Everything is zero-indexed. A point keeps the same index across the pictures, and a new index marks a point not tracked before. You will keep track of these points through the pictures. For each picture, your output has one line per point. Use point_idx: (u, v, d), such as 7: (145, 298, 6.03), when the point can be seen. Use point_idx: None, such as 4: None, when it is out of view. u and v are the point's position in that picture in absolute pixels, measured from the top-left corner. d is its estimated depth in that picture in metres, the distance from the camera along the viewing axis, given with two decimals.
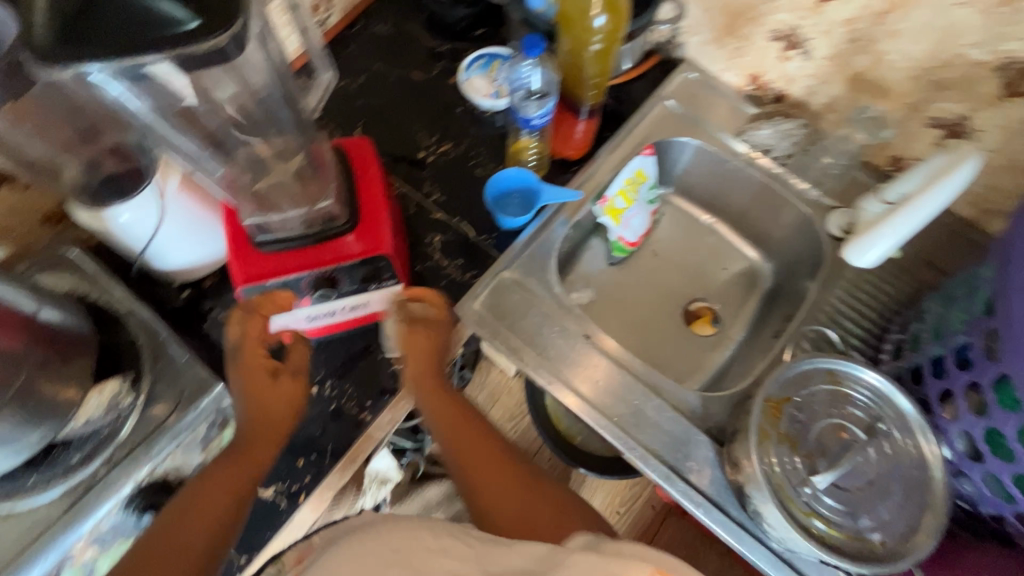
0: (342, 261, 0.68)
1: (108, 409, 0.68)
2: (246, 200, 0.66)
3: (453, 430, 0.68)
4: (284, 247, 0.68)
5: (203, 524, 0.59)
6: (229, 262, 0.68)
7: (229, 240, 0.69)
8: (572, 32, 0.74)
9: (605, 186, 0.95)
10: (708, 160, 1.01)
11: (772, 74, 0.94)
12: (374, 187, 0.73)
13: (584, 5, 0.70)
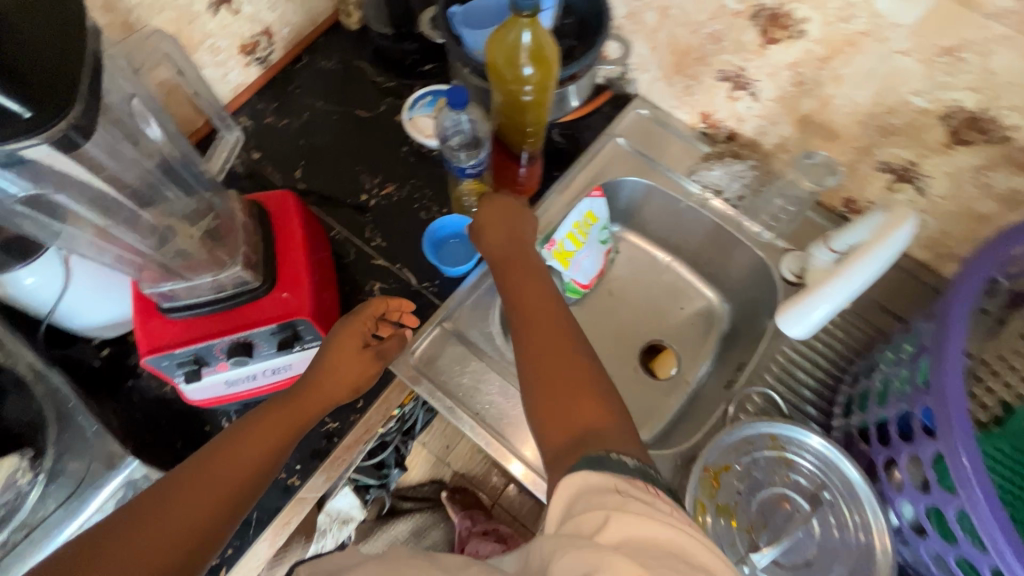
0: (255, 325, 0.65)
1: (4, 489, 0.62)
2: (151, 268, 0.64)
3: (540, 322, 0.65)
4: (193, 313, 0.65)
5: (213, 499, 0.56)
6: (136, 331, 0.65)
7: (137, 309, 0.66)
8: (501, 84, 0.71)
9: (553, 229, 0.92)
10: (660, 199, 0.98)
11: (722, 113, 0.92)
12: (294, 245, 0.70)
13: (511, 56, 0.67)
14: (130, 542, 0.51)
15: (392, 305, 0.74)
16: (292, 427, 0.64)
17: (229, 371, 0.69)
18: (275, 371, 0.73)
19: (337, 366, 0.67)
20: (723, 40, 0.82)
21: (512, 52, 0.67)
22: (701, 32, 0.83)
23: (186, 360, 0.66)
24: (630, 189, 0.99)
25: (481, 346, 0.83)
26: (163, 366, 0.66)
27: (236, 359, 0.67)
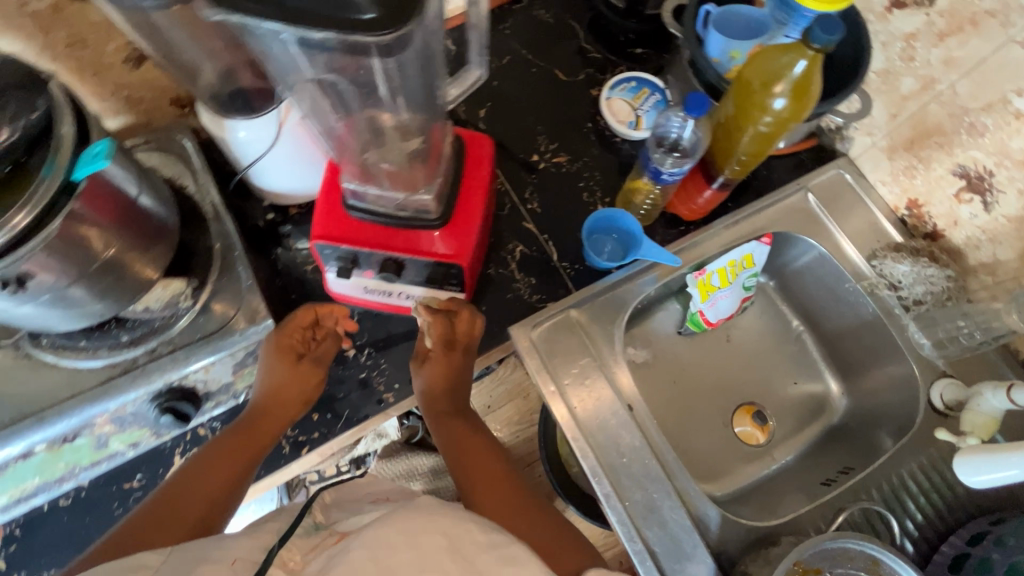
0: (418, 254, 0.68)
1: (166, 305, 0.71)
2: (352, 165, 0.66)
3: (455, 428, 0.74)
4: (370, 219, 0.67)
5: (208, 479, 0.65)
6: (316, 212, 0.69)
7: (323, 193, 0.69)
8: (745, 104, 0.66)
9: (707, 259, 0.89)
10: (825, 271, 0.92)
11: (937, 208, 0.84)
12: (476, 191, 0.70)
13: (768, 79, 0.61)
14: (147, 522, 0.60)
15: (322, 311, 0.77)
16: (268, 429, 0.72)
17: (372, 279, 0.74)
18: (409, 296, 0.78)
19: (294, 385, 0.73)
20: (983, 136, 0.73)
21: (773, 79, 0.62)
22: (960, 119, 0.75)
23: (346, 255, 0.70)
24: (798, 247, 0.93)
25: (598, 346, 0.82)
26: (324, 253, 0.70)
27: (385, 274, 0.72)
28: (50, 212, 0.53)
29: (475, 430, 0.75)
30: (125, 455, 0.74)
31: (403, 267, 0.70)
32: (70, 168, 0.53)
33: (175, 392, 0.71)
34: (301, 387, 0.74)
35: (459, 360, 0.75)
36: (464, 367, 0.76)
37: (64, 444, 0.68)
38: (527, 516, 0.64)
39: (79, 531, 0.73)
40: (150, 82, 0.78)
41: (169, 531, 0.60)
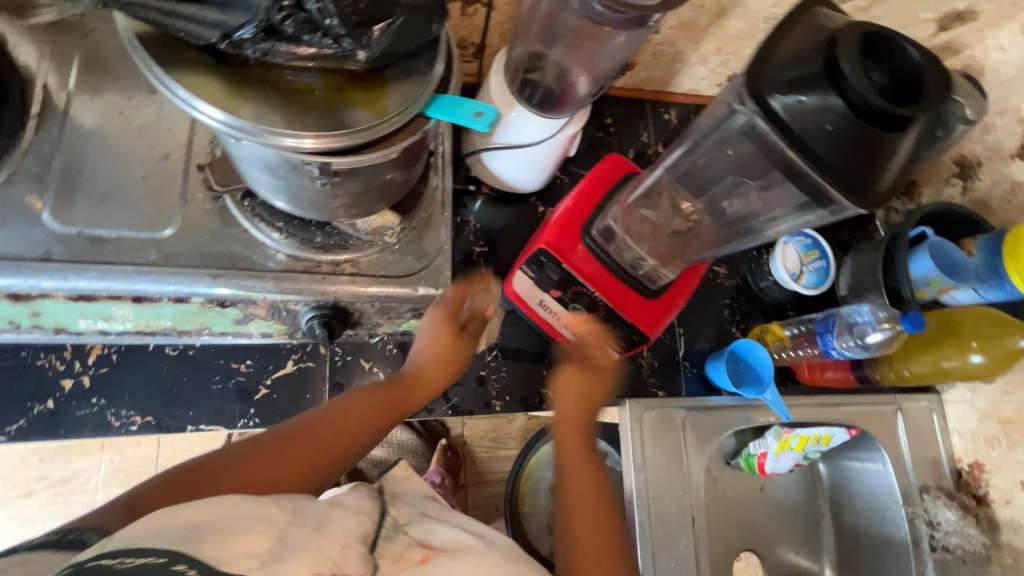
0: (617, 305, 0.75)
1: (371, 231, 0.71)
2: (614, 211, 0.79)
3: (566, 447, 0.67)
4: (598, 253, 0.76)
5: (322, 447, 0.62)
6: (552, 224, 0.77)
7: (569, 208, 0.77)
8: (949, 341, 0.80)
9: (800, 422, 0.96)
10: (878, 480, 1.01)
11: (998, 481, 0.93)
12: (684, 285, 0.79)
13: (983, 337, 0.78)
14: (282, 449, 0.60)
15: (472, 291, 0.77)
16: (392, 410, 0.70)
17: (554, 300, 0.77)
18: (574, 331, 0.79)
19: (434, 360, 0.73)
20: None
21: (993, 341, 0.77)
22: None
23: (557, 272, 0.76)
24: (866, 448, 1.01)
25: (687, 452, 0.87)
26: (537, 258, 0.76)
27: (577, 306, 0.76)
28: (375, 141, 0.53)
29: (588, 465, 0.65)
30: (249, 337, 0.72)
31: (596, 308, 0.76)
32: (423, 104, 0.54)
33: (332, 311, 0.70)
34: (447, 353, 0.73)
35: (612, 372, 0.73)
36: (604, 388, 0.72)
37: (215, 306, 0.66)
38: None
39: (171, 387, 0.70)
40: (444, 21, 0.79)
41: (276, 475, 0.58)
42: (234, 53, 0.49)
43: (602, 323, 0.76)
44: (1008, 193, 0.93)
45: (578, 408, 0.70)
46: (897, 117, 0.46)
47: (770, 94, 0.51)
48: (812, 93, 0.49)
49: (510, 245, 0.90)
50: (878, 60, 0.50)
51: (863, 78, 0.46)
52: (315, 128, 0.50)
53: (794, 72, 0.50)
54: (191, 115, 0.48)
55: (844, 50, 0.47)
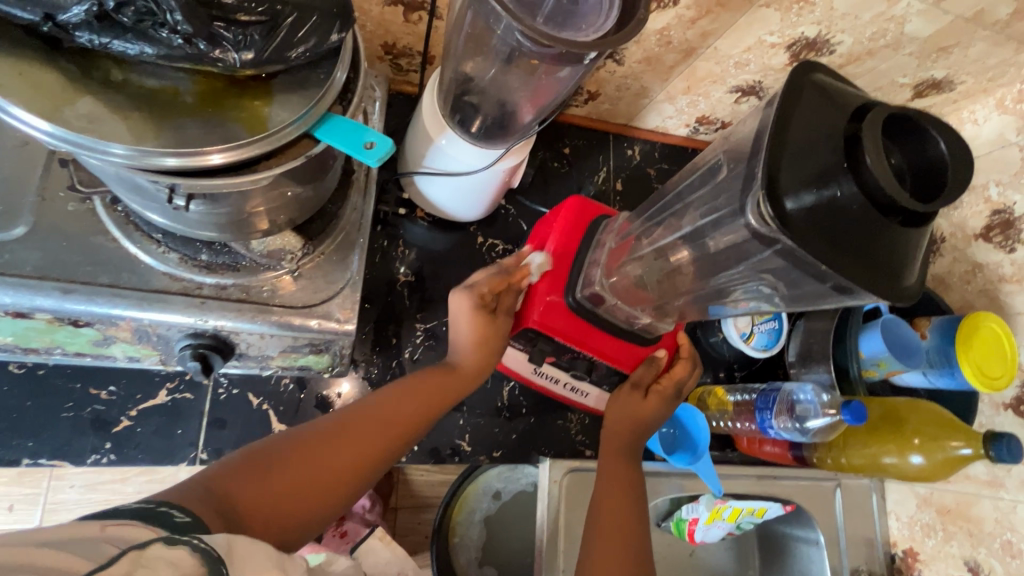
0: (619, 365, 0.67)
1: (267, 255, 0.62)
2: (597, 266, 0.66)
3: (613, 468, 0.67)
4: (596, 317, 0.65)
5: (374, 445, 0.56)
6: (534, 290, 0.65)
7: (553, 253, 0.66)
8: (886, 436, 0.73)
9: (733, 493, 0.90)
10: (809, 554, 0.95)
11: (931, 573, 0.89)
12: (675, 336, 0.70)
13: (923, 437, 0.70)
14: (303, 458, 0.52)
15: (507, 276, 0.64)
16: (449, 393, 0.63)
17: (551, 366, 0.69)
18: (572, 388, 0.72)
19: (472, 327, 0.63)
20: (1014, 558, 0.79)
21: (936, 443, 0.69)
22: (1002, 529, 0.81)
23: (548, 344, 0.66)
24: (802, 522, 0.96)
25: None
26: (528, 333, 0.66)
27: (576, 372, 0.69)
28: (257, 161, 0.44)
29: (628, 492, 0.65)
30: (114, 361, 0.63)
31: (595, 368, 0.68)
32: (314, 124, 0.46)
33: (211, 341, 0.61)
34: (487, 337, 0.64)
35: (664, 405, 0.67)
36: (656, 415, 0.67)
37: (67, 325, 0.56)
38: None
39: (11, 412, 0.60)
40: (384, 23, 0.71)
41: (319, 475, 0.52)
42: (66, 41, 0.39)
43: (604, 380, 0.70)
44: (968, 274, 0.89)
45: (634, 427, 0.68)
46: (915, 211, 0.35)
47: (787, 193, 0.36)
48: (831, 188, 0.36)
49: (442, 276, 0.82)
50: (894, 138, 0.37)
51: (887, 169, 0.34)
52: (214, 139, 0.42)
53: (807, 163, 0.36)
54: (3, 117, 0.38)
55: (868, 133, 0.35)
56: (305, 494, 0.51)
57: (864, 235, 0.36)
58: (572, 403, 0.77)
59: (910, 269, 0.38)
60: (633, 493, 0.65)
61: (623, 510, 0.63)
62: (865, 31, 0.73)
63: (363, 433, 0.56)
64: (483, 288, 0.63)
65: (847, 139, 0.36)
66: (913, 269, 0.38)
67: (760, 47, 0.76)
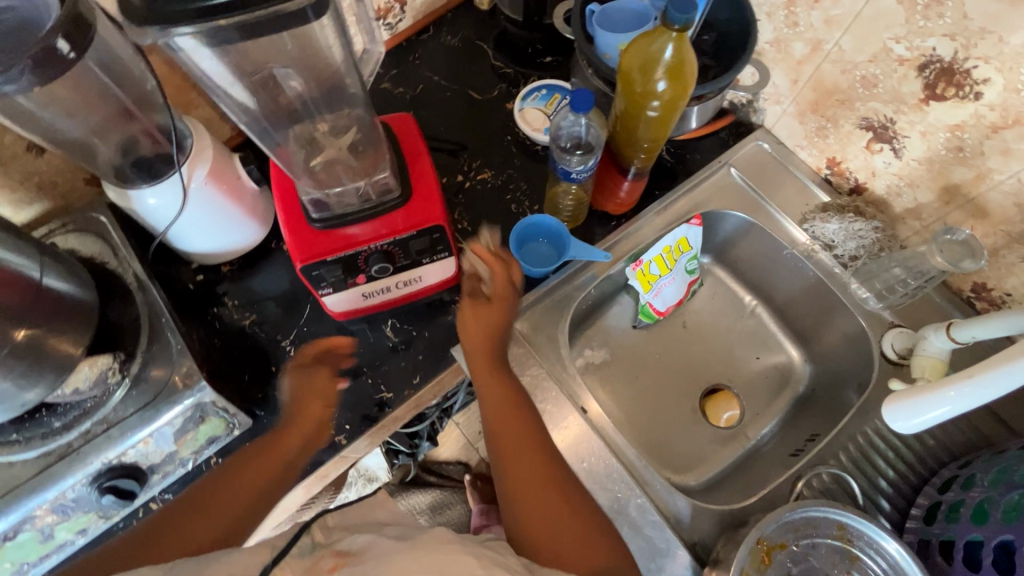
0: (399, 232, 0.69)
1: (96, 383, 0.69)
2: (304, 178, 0.68)
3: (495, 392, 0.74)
4: (340, 219, 0.68)
5: (277, 459, 0.76)
6: (288, 241, 0.68)
7: (278, 202, 0.69)
8: (630, 97, 0.68)
9: (642, 249, 0.88)
10: (756, 240, 0.92)
11: (853, 163, 0.84)
12: (425, 178, 0.71)
13: (648, 65, 0.63)
14: (175, 537, 0.72)
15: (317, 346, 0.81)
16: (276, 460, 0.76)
17: (365, 284, 0.73)
18: (407, 282, 0.77)
19: (312, 394, 0.79)
20: (877, 86, 0.75)
21: (651, 64, 0.63)
22: (852, 74, 0.76)
23: (334, 268, 0.69)
24: (733, 223, 0.93)
25: (545, 353, 0.83)
26: (313, 276, 0.70)
27: (379, 266, 0.71)
28: None
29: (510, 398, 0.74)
30: (75, 543, 0.73)
31: (392, 253, 0.71)
32: None
33: (118, 470, 0.69)
34: (315, 411, 0.78)
35: (504, 302, 0.78)
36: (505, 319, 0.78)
37: (6, 544, 0.66)
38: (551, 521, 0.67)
39: None
40: (60, 165, 0.79)
41: (195, 541, 0.71)
42: None
43: (410, 254, 0.72)
44: None
45: (488, 346, 0.75)
46: None
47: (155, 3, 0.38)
48: None
49: (277, 296, 0.88)
50: None
51: None
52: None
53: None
54: None
55: None
56: (184, 539, 0.72)
57: None
58: (427, 293, 0.81)
59: None
60: (513, 402, 0.73)
61: (515, 416, 0.72)
62: None
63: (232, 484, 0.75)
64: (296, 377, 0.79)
65: None
66: None
67: None
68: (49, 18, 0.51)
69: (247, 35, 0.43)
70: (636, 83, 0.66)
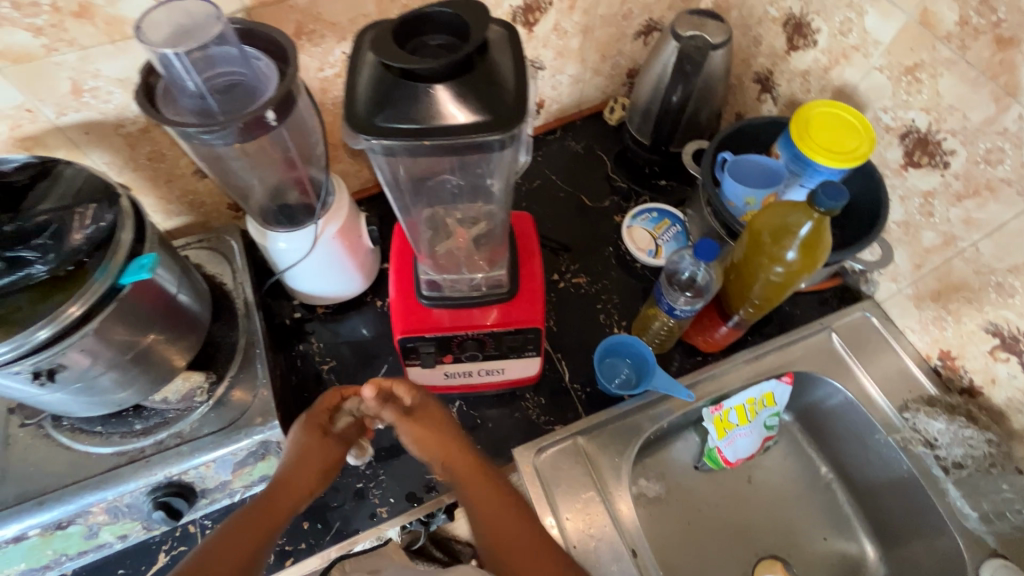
0: (497, 326, 0.70)
1: (183, 398, 0.73)
2: (426, 259, 0.73)
3: (452, 460, 0.67)
4: (448, 302, 0.71)
5: (265, 528, 0.61)
6: (394, 311, 0.72)
7: (396, 274, 0.73)
8: (755, 255, 0.69)
9: (725, 394, 0.86)
10: (846, 413, 0.88)
11: (971, 363, 0.79)
12: (533, 280, 0.73)
13: (779, 233, 0.65)
14: None
15: (345, 394, 0.73)
16: (276, 516, 0.63)
17: (451, 366, 0.74)
18: (489, 372, 0.77)
19: (306, 461, 0.68)
20: (1013, 296, 0.71)
21: (784, 233, 0.65)
22: (986, 277, 0.73)
23: (428, 345, 0.71)
24: (825, 390, 0.89)
25: (604, 478, 0.79)
26: (407, 348, 0.72)
27: (469, 353, 0.73)
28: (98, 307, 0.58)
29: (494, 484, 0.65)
30: (112, 546, 0.74)
31: (485, 344, 0.72)
32: (118, 274, 0.59)
33: (173, 487, 0.71)
34: (320, 463, 0.68)
35: (439, 414, 0.70)
36: (449, 420, 0.71)
37: (57, 531, 0.68)
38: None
39: None
40: (213, 190, 0.88)
41: None
42: None
43: (501, 347, 0.73)
44: (805, 85, 0.90)
45: (458, 452, 0.67)
46: (461, 64, 0.42)
47: (372, 117, 0.43)
48: (390, 93, 0.43)
49: (358, 348, 0.91)
50: (413, 32, 0.44)
51: (405, 58, 0.42)
52: (70, 298, 0.56)
53: (356, 89, 0.44)
54: None
55: (384, 45, 0.42)
56: None
57: (433, 105, 0.43)
58: (506, 387, 0.83)
59: (519, 105, 0.44)
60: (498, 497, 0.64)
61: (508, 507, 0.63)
62: None
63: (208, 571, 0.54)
64: (328, 399, 0.72)
65: (377, 46, 0.43)
66: (514, 98, 0.44)
67: None
68: (265, 91, 0.59)
69: (433, 151, 0.48)
70: (762, 246, 0.68)
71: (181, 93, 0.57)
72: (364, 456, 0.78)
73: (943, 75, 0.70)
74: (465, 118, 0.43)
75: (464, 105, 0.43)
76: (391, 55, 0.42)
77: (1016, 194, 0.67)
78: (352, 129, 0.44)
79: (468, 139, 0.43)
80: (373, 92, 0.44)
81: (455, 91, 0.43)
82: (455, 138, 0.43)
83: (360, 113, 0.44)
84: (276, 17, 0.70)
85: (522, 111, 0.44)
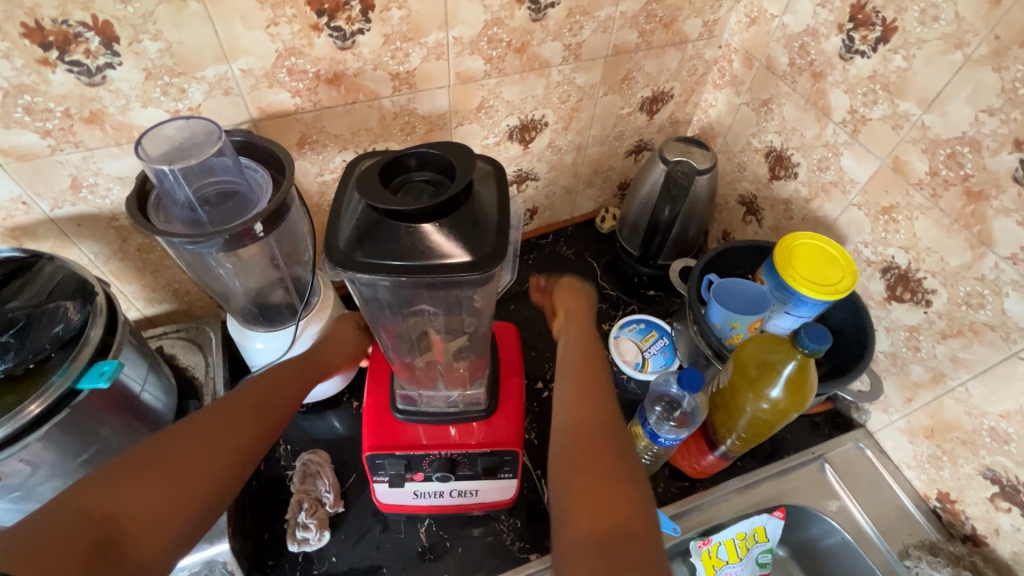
0: (470, 448, 0.67)
1: None
2: (402, 371, 0.71)
3: (578, 350, 0.70)
4: (423, 418, 0.68)
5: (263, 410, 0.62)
6: (365, 425, 0.69)
7: (371, 387, 0.72)
8: (741, 386, 0.68)
9: (715, 526, 0.80)
10: (844, 552, 0.82)
11: (971, 508, 0.75)
12: (513, 398, 0.71)
13: (765, 368, 0.65)
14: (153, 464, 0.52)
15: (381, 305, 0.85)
16: (280, 401, 0.64)
17: (421, 485, 0.70)
18: (461, 493, 0.72)
19: (334, 345, 0.76)
20: (1007, 442, 0.69)
21: (768, 369, 0.65)
22: (979, 419, 0.71)
23: (398, 464, 0.67)
24: (820, 526, 0.83)
25: None
26: (375, 464, 0.68)
27: (440, 474, 0.68)
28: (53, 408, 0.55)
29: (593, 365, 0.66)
30: None
31: (458, 465, 0.68)
32: (78, 375, 0.57)
33: None
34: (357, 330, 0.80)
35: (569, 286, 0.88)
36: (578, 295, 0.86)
37: None
38: (595, 498, 0.50)
39: None
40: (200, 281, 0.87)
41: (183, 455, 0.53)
42: None
43: (475, 468, 0.69)
44: (788, 211, 0.93)
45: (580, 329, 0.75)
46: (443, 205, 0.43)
47: (353, 251, 0.44)
48: (371, 229, 0.44)
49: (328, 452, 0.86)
50: (396, 174, 0.46)
51: (388, 198, 0.43)
52: (30, 395, 0.54)
53: (341, 224, 0.46)
54: None
55: (367, 185, 0.44)
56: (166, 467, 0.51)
57: (413, 242, 0.43)
58: (479, 509, 0.77)
59: (498, 242, 0.44)
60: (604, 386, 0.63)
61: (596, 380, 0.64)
62: (552, 100, 0.91)
63: (226, 421, 0.58)
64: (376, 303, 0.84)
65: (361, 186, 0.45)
66: (494, 236, 0.45)
67: (490, 149, 0.93)
68: (258, 203, 0.60)
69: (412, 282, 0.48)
70: (748, 378, 0.67)
71: (172, 203, 0.58)
72: (338, 505, 0.79)
73: (918, 219, 0.72)
74: (445, 253, 0.43)
75: (444, 242, 0.43)
76: (373, 193, 0.43)
77: (999, 338, 0.67)
78: (333, 262, 0.44)
79: (447, 274, 0.43)
80: (354, 227, 0.45)
81: (435, 229, 0.44)
82: (434, 274, 0.43)
83: (342, 248, 0.44)
84: (281, 129, 0.74)
85: (502, 248, 0.45)
